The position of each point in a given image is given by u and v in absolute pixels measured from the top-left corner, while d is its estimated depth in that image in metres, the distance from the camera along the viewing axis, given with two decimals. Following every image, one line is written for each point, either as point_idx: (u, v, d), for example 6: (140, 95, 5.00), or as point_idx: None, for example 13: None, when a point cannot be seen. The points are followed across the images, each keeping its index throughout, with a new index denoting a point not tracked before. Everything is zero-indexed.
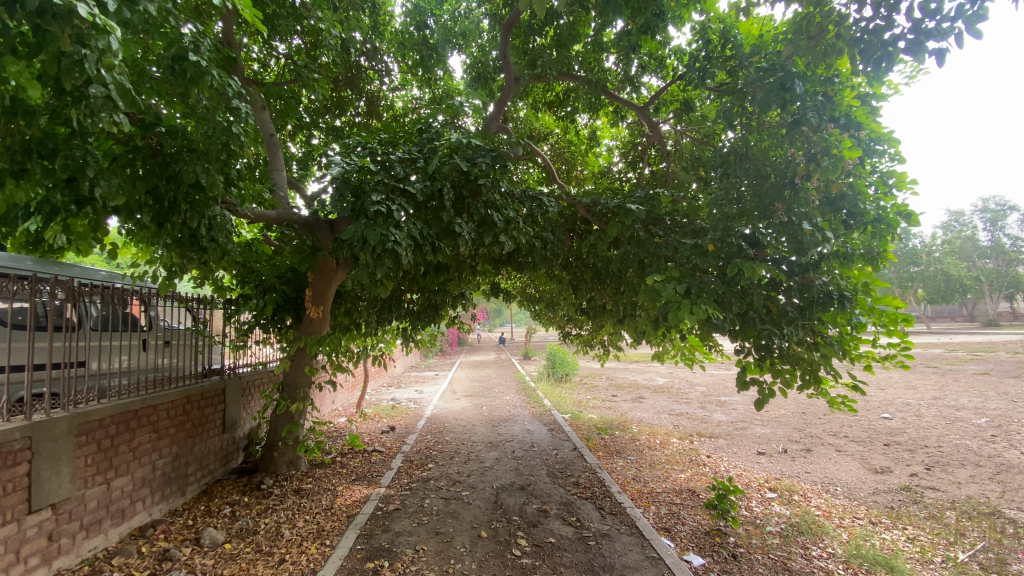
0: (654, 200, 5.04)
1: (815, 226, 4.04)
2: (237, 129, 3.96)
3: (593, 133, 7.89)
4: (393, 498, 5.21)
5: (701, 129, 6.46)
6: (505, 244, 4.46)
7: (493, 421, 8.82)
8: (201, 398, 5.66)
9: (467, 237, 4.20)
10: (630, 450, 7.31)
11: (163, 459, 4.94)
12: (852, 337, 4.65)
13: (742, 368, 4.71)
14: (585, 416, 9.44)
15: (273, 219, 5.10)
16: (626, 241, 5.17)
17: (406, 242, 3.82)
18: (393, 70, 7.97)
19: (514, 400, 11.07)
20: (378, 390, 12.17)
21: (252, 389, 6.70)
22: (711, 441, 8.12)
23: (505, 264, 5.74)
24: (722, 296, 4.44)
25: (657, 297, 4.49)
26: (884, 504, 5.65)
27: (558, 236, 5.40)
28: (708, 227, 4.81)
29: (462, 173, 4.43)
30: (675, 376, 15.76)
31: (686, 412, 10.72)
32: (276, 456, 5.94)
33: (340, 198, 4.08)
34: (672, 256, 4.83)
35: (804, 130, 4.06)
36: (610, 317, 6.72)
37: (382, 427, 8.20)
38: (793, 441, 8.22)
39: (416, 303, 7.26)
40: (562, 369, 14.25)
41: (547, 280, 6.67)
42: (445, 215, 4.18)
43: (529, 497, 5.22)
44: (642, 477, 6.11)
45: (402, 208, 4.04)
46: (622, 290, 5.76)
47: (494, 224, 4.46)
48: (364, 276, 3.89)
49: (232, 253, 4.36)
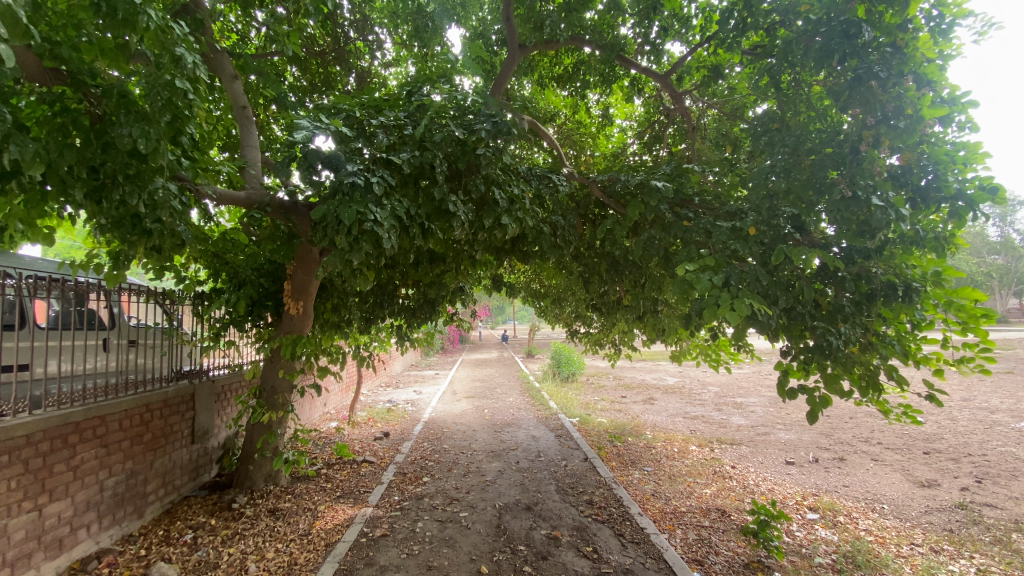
0: (684, 177, 4.34)
1: (886, 202, 3.33)
2: (182, 84, 3.22)
3: (605, 111, 7.16)
4: (380, 522, 4.54)
5: (728, 102, 5.74)
6: (509, 227, 3.72)
7: (496, 426, 8.13)
8: (165, 406, 4.98)
9: (464, 218, 3.50)
10: (646, 460, 6.63)
11: (113, 478, 4.29)
12: (915, 336, 3.97)
13: (785, 372, 4.03)
14: (594, 420, 8.77)
15: (243, 202, 4.41)
16: (648, 223, 4.48)
17: (388, 224, 3.12)
18: (386, 44, 7.25)
19: (518, 402, 10.42)
20: (373, 392, 11.53)
21: (227, 393, 6.02)
22: (734, 449, 7.44)
23: (509, 253, 5.04)
24: (767, 288, 3.76)
25: (690, 289, 3.80)
26: (941, 526, 4.96)
27: (570, 220, 4.70)
28: (748, 208, 4.10)
29: (458, 143, 3.73)
30: (684, 376, 15.08)
31: (702, 415, 10.03)
32: (252, 469, 5.30)
33: (307, 166, 3.29)
34: (705, 241, 4.14)
35: (872, 87, 3.36)
36: (626, 314, 6.03)
37: (375, 434, 7.56)
38: (824, 449, 7.54)
39: (411, 299, 6.64)
40: (568, 369, 13.59)
41: (557, 273, 5.97)
42: (438, 191, 3.47)
43: (537, 520, 4.53)
44: (663, 493, 5.44)
45: (383, 181, 3.33)
46: (642, 283, 5.05)
47: (495, 204, 3.75)
48: (337, 265, 3.20)
49: (186, 238, 3.58)
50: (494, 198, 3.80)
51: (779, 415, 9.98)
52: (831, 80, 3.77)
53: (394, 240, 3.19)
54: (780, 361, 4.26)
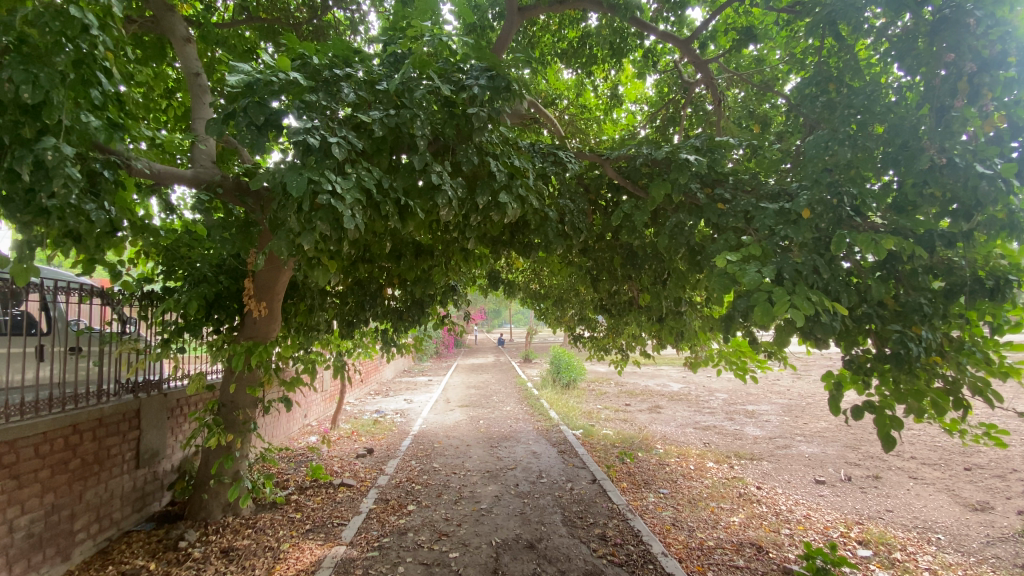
0: (718, 151, 3.61)
1: (989, 171, 2.63)
2: (78, 12, 2.45)
3: (613, 90, 6.42)
4: (354, 565, 3.78)
5: (755, 75, 5.03)
6: (507, 207, 2.96)
7: (492, 440, 7.39)
8: (101, 426, 4.20)
9: (451, 193, 2.76)
10: (660, 480, 5.89)
11: (29, 517, 3.51)
12: (1001, 342, 3.27)
13: (840, 385, 3.32)
14: (599, 432, 8.04)
15: (188, 180, 3.76)
16: (673, 207, 3.76)
17: (351, 197, 2.39)
18: (369, 15, 6.47)
19: (516, 411, 9.67)
20: (360, 400, 10.75)
21: (183, 408, 5.23)
22: (755, 465, 6.73)
23: (508, 246, 4.30)
24: (827, 283, 3.04)
25: (732, 285, 3.08)
26: (1012, 562, 4.26)
27: (579, 205, 3.96)
28: (797, 187, 3.39)
29: (444, 104, 3.00)
30: (689, 382, 14.36)
31: (714, 425, 9.32)
32: (207, 498, 4.55)
33: (245, 123, 2.53)
34: (746, 227, 3.42)
35: (967, 27, 2.71)
36: (639, 316, 5.31)
37: (358, 450, 6.80)
38: (855, 466, 6.82)
39: (397, 300, 5.90)
40: (568, 375, 12.84)
41: (563, 269, 5.23)
42: (417, 157, 2.72)
43: (541, 562, 3.79)
44: (685, 523, 4.71)
45: (348, 144, 2.58)
46: (663, 279, 4.32)
47: (490, 178, 3.00)
48: (286, 251, 2.47)
49: (100, 220, 2.84)
50: (489, 171, 3.05)
51: (796, 425, 9.27)
52: (904, 28, 3.09)
53: (360, 219, 2.46)
54: (830, 373, 3.56)
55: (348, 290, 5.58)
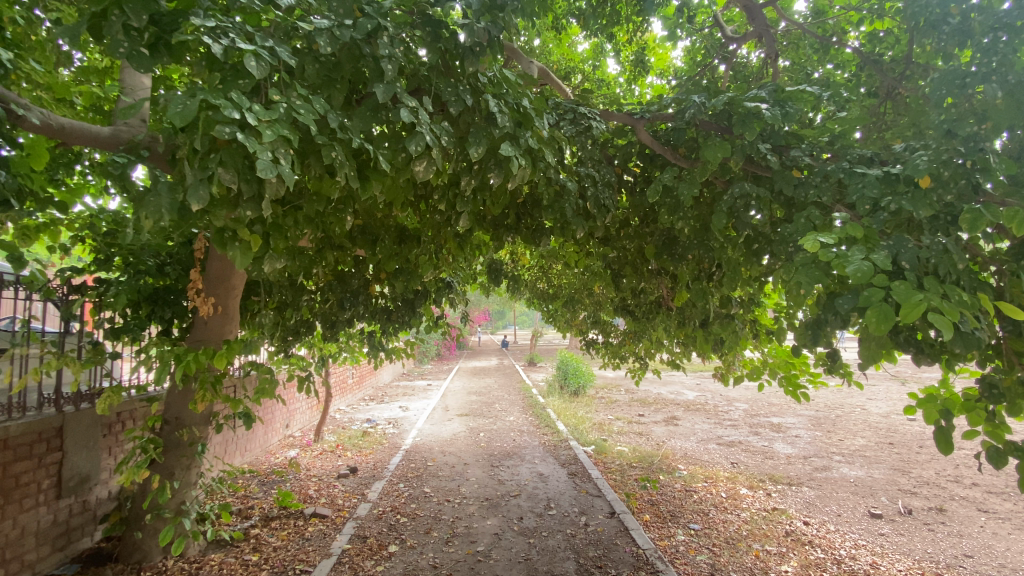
0: (791, 103, 2.71)
1: None
2: None
3: (638, 56, 5.54)
4: None
5: (817, 28, 4.17)
6: (514, 163, 2.08)
7: (493, 458, 6.54)
8: (4, 449, 3.37)
9: (431, 137, 1.90)
10: (689, 512, 5.01)
11: None
12: None
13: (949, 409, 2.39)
14: (614, 449, 7.17)
15: (104, 140, 2.93)
16: (730, 179, 2.88)
17: (269, 130, 1.55)
18: None
19: (520, 423, 8.80)
20: (350, 408, 9.93)
21: (123, 423, 4.39)
22: (795, 492, 5.85)
23: (515, 232, 3.45)
24: (959, 277, 2.17)
25: (825, 277, 2.21)
26: None
27: (607, 175, 3.09)
28: (906, 148, 2.50)
29: (426, 21, 2.14)
30: (704, 391, 13.43)
31: (739, 440, 8.42)
32: (141, 538, 3.72)
33: (119, 25, 1.69)
34: (833, 201, 2.54)
35: None
36: (669, 320, 4.43)
37: (339, 470, 5.95)
38: (912, 495, 5.91)
39: (385, 298, 5.05)
40: (576, 382, 11.98)
41: (580, 263, 4.36)
42: (380, 84, 1.86)
43: None
44: (726, 574, 3.83)
45: (274, 57, 1.73)
46: (710, 273, 3.43)
47: (489, 123, 2.13)
48: (172, 214, 1.62)
49: None
50: (488, 114, 2.16)
51: (830, 442, 8.37)
52: None
53: (286, 168, 1.62)
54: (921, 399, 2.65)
55: (326, 285, 4.72)
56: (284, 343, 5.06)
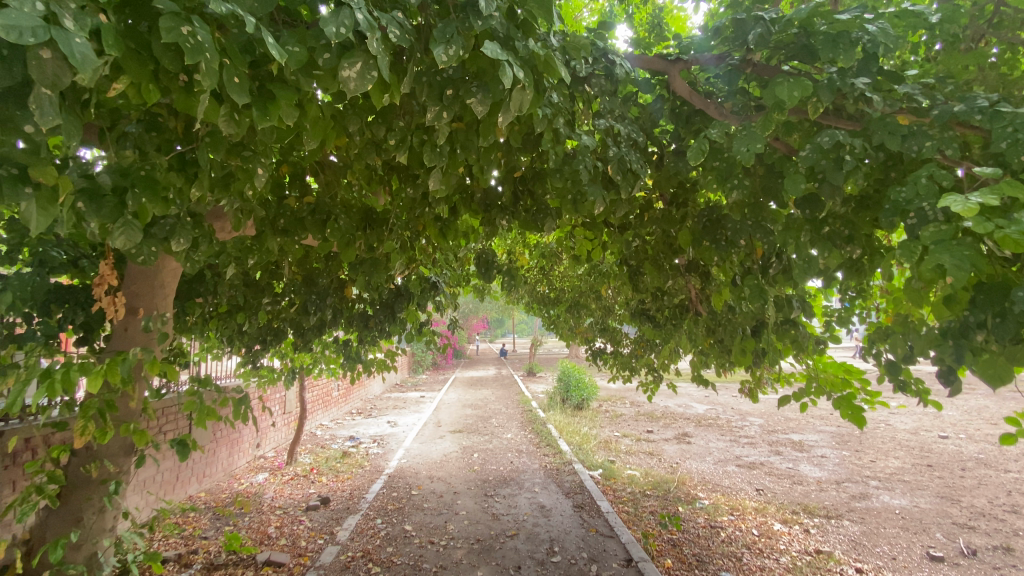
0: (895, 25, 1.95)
1: None
2: None
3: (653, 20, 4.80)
4: None
5: None
6: (505, 73, 1.28)
7: (488, 485, 5.73)
8: None
9: (361, 16, 1.12)
10: (719, 556, 4.21)
11: None
12: None
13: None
14: (624, 473, 6.36)
15: None
16: (802, 136, 2.12)
17: None
18: None
19: (519, 441, 7.99)
20: (333, 423, 9.15)
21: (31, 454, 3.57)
22: (837, 528, 5.05)
23: (511, 215, 2.70)
24: None
25: (985, 259, 1.43)
26: None
27: (634, 131, 2.30)
28: None
29: None
30: (715, 404, 12.65)
31: (760, 461, 7.64)
32: None
33: None
34: (961, 157, 1.78)
35: None
36: (699, 327, 3.67)
37: (308, 501, 5.13)
38: (971, 532, 5.11)
39: (362, 302, 4.26)
40: (578, 395, 11.19)
41: (593, 257, 3.58)
42: None
43: None
44: None
45: None
46: (765, 265, 2.66)
47: (466, 16, 1.35)
48: None
49: None
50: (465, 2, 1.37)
51: (861, 463, 7.58)
52: None
53: (74, 37, 0.87)
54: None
55: (287, 285, 3.94)
56: (244, 355, 4.28)
